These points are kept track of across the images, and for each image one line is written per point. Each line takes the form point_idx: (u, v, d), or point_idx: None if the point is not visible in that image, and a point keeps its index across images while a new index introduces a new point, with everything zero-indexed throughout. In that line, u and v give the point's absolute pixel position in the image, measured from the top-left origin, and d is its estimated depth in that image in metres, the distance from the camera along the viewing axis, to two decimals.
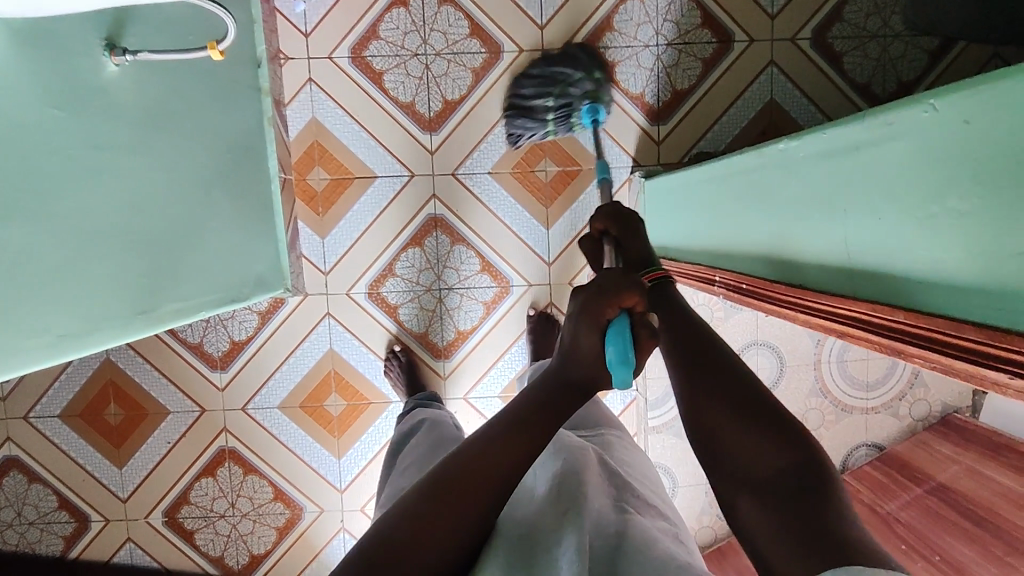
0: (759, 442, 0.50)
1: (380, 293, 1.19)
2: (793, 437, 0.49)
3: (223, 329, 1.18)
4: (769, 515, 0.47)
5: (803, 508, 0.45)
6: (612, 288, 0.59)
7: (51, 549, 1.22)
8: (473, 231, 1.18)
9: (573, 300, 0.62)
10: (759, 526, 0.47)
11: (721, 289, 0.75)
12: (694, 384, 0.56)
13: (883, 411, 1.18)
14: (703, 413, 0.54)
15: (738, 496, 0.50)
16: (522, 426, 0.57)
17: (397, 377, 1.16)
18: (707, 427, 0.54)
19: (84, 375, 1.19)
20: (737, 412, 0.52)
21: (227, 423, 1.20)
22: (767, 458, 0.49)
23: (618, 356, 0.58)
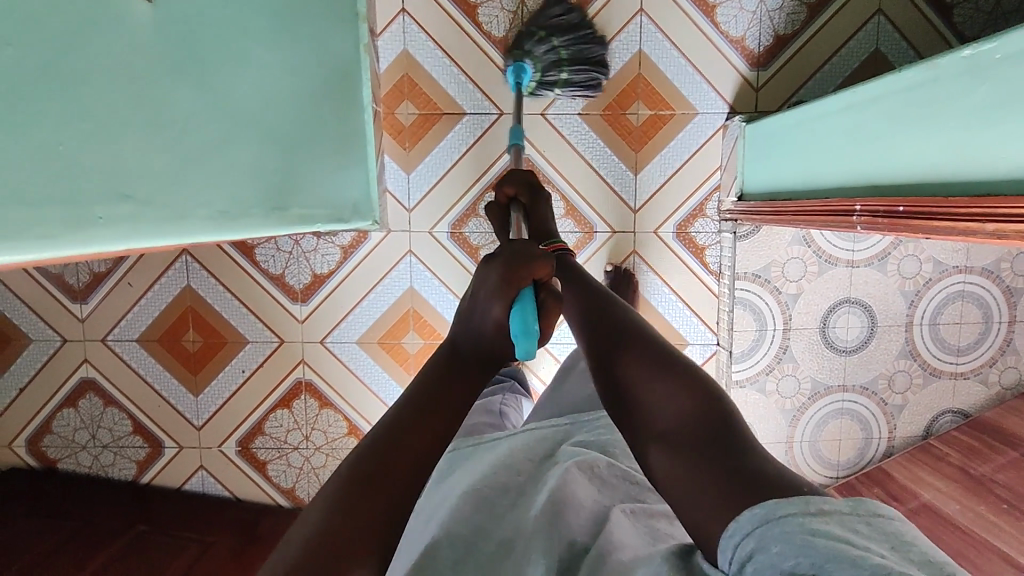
0: (671, 404, 0.56)
1: (462, 233, 1.17)
2: (696, 395, 0.56)
3: (305, 261, 1.17)
4: (678, 464, 0.53)
5: (712, 455, 0.51)
6: (529, 258, 0.58)
7: (124, 473, 1.23)
8: (560, 174, 1.16)
9: (490, 269, 0.58)
10: (671, 474, 0.53)
11: (860, 220, 0.71)
12: (611, 359, 0.62)
13: (972, 377, 1.16)
14: (625, 385, 0.60)
15: (652, 447, 0.56)
16: (428, 405, 0.55)
17: None
18: (625, 388, 0.60)
19: (162, 301, 1.19)
20: (651, 380, 0.58)
21: (305, 355, 1.20)
22: (681, 417, 0.55)
23: (522, 328, 0.56)
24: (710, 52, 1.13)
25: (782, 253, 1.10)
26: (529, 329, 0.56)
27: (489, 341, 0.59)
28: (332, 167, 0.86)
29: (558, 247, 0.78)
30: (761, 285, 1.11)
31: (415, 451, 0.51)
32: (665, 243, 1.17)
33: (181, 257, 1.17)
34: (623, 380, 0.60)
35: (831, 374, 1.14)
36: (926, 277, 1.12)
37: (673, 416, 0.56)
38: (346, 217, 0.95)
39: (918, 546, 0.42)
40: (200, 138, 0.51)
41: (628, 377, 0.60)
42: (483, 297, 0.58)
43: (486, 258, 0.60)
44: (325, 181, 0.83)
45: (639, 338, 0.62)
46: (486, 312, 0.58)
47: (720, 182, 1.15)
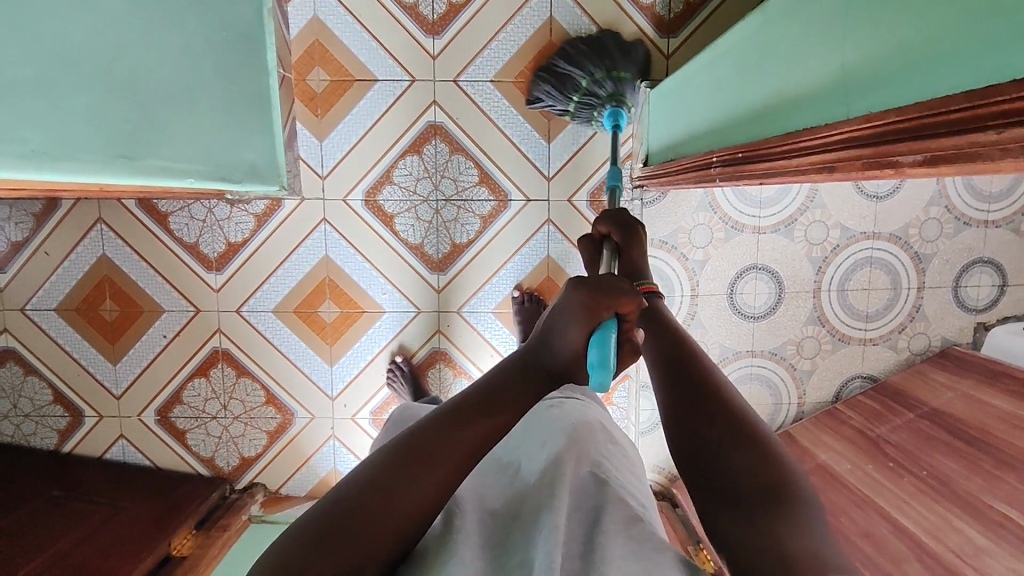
0: (750, 464, 0.50)
1: (377, 201, 1.18)
2: (777, 465, 0.50)
3: (219, 230, 1.18)
4: (755, 534, 0.47)
5: (779, 522, 0.47)
6: (616, 286, 0.53)
7: (46, 442, 1.24)
8: (473, 141, 1.16)
9: (574, 291, 0.53)
10: (743, 543, 0.47)
11: (717, 173, 0.72)
12: (682, 407, 0.56)
13: (881, 343, 1.17)
14: (695, 436, 0.54)
15: (724, 512, 0.50)
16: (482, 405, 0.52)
17: (404, 387, 1.18)
18: (696, 443, 0.54)
19: (79, 271, 1.19)
20: (728, 433, 0.53)
21: (221, 324, 1.20)
22: (753, 479, 0.50)
23: (599, 361, 0.53)
24: (620, 18, 1.13)
25: (687, 220, 1.11)
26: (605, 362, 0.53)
27: (556, 367, 0.54)
28: (219, 125, 0.87)
29: (648, 288, 0.70)
30: (668, 251, 1.12)
31: (451, 456, 0.49)
32: (579, 210, 1.19)
33: (97, 225, 1.18)
34: (698, 429, 0.54)
35: (740, 340, 1.15)
36: (833, 244, 1.13)
37: (749, 479, 0.50)
38: (240, 176, 0.96)
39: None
40: (25, 70, 0.51)
41: (707, 431, 0.53)
42: (562, 320, 0.53)
43: (571, 278, 0.55)
44: (206, 139, 0.84)
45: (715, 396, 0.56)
46: (562, 332, 0.53)
47: (632, 149, 1.15)
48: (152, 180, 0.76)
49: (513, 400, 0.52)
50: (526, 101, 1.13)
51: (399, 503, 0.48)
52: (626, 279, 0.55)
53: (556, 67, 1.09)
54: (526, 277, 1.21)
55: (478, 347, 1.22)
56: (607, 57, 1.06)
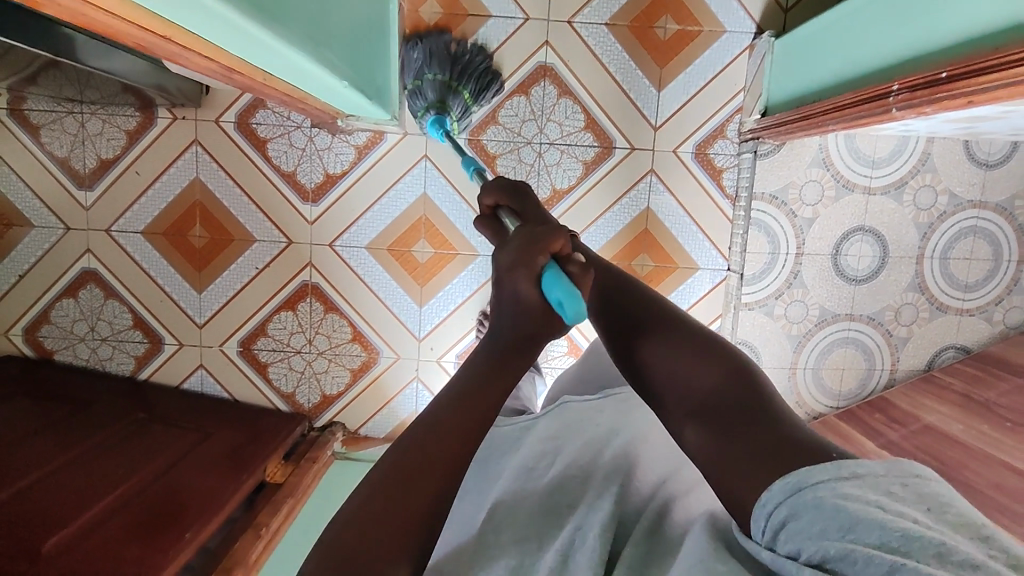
0: (701, 375, 0.53)
1: (480, 140, 1.16)
2: (724, 365, 0.53)
3: (318, 160, 1.15)
4: (721, 438, 0.49)
5: (744, 421, 0.49)
6: (547, 231, 0.49)
7: (122, 368, 1.22)
8: (582, 84, 1.14)
9: (500, 256, 0.49)
10: (709, 448, 0.50)
11: (896, 100, 0.71)
12: (628, 337, 0.59)
13: (977, 314, 1.16)
14: (651, 364, 0.57)
15: (684, 424, 0.53)
16: (462, 396, 0.47)
17: None
18: (650, 368, 0.57)
19: (170, 194, 1.17)
20: (677, 354, 0.55)
21: (313, 257, 1.18)
22: (712, 387, 0.53)
23: (564, 294, 0.44)
24: None
25: (800, 174, 1.10)
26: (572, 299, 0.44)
27: (527, 325, 0.49)
28: (363, 37, 0.85)
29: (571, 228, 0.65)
30: (777, 207, 1.11)
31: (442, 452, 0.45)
32: (683, 162, 1.17)
33: (192, 147, 1.15)
34: (649, 356, 0.57)
35: (840, 303, 1.15)
36: (940, 210, 1.13)
37: (704, 387, 0.53)
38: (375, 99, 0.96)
39: (960, 508, 0.39)
40: None
41: (652, 354, 0.57)
42: (507, 282, 0.48)
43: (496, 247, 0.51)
44: (354, 48, 0.82)
45: (659, 316, 0.59)
46: (517, 293, 0.48)
47: (742, 104, 1.15)
48: (318, 80, 0.74)
49: (490, 378, 0.48)
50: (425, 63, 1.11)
51: (383, 539, 0.41)
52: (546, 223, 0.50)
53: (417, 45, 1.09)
54: (623, 229, 1.19)
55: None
56: (426, 57, 1.07)
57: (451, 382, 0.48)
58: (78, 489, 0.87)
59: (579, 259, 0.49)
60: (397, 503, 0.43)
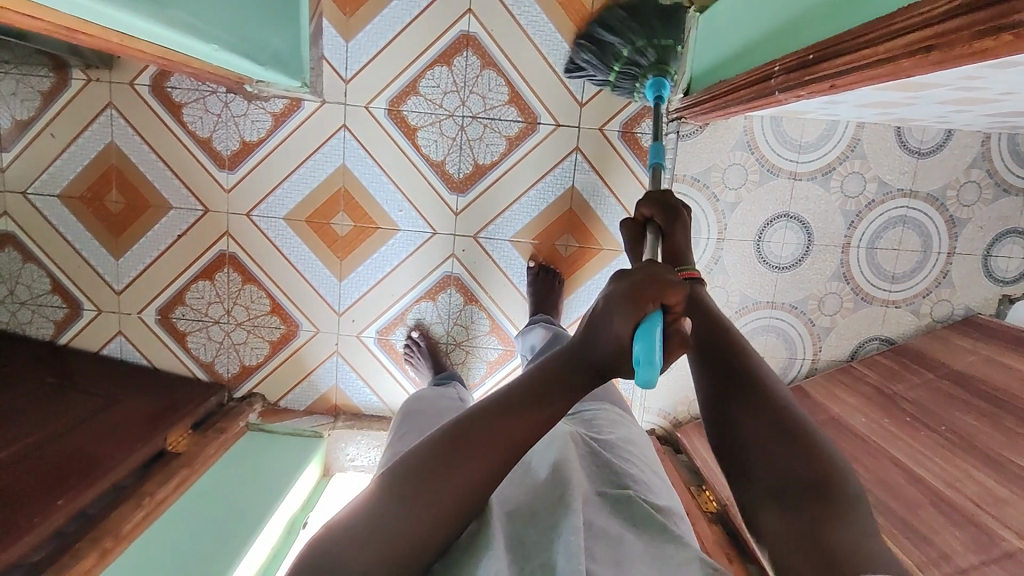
0: (798, 460, 0.51)
1: (400, 111, 1.13)
2: (813, 454, 0.51)
3: (234, 126, 1.13)
4: (794, 530, 0.48)
5: (828, 518, 0.47)
6: (665, 276, 0.47)
7: (41, 333, 1.21)
8: (506, 56, 1.11)
9: (614, 283, 0.49)
10: (780, 535, 0.49)
11: (777, 83, 0.68)
12: (720, 394, 0.57)
13: (903, 307, 1.14)
14: (740, 427, 0.54)
15: (760, 504, 0.52)
16: (530, 391, 0.52)
17: (421, 358, 1.16)
18: (735, 436, 0.55)
19: (86, 157, 1.15)
20: (772, 427, 0.53)
21: (229, 226, 1.17)
22: (803, 476, 0.50)
23: (645, 356, 0.46)
24: None
25: (723, 157, 1.07)
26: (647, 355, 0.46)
27: (600, 362, 0.51)
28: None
29: (688, 275, 0.68)
30: (698, 189, 1.07)
31: (498, 437, 0.50)
32: (610, 142, 1.13)
33: (107, 110, 1.13)
34: (738, 420, 0.55)
35: (762, 290, 1.12)
36: (869, 198, 1.10)
37: (798, 473, 0.50)
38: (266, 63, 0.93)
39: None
40: None
41: (739, 424, 0.55)
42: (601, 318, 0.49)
43: (617, 270, 0.50)
44: (232, 8, 0.79)
45: (758, 386, 0.56)
46: (605, 330, 0.49)
47: None
48: (180, 41, 0.72)
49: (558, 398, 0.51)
50: (565, 71, 1.09)
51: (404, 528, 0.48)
52: (668, 268, 0.49)
53: (594, 31, 1.00)
54: (548, 208, 1.16)
55: (501, 284, 1.19)
56: (609, 32, 0.97)
57: (524, 377, 0.53)
58: None
59: (686, 323, 0.49)
60: (401, 521, 0.48)
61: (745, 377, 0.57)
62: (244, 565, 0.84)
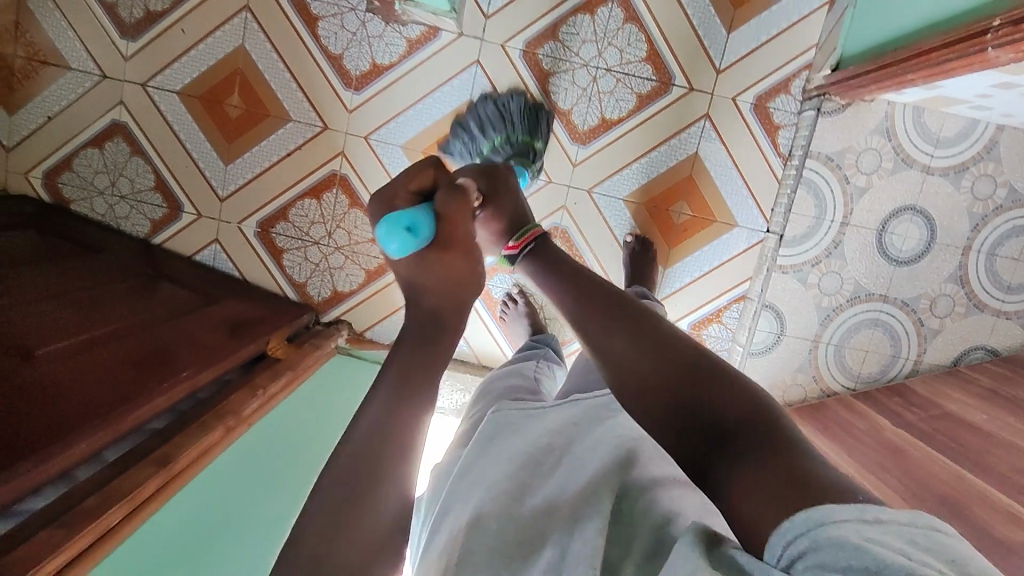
0: (721, 392, 0.43)
1: (536, 54, 1.11)
2: (741, 386, 0.43)
3: (367, 47, 1.12)
4: (764, 478, 0.37)
5: (783, 453, 0.38)
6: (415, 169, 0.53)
7: (136, 230, 1.21)
8: (650, 12, 1.09)
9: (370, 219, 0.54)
10: (754, 495, 0.37)
11: (993, 38, 0.67)
12: (596, 332, 0.50)
13: (1014, 320, 1.11)
14: (634, 369, 0.46)
15: (722, 467, 0.40)
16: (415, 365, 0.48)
17: (518, 318, 1.15)
18: (663, 400, 0.44)
19: (212, 58, 1.14)
20: (680, 364, 0.45)
21: (345, 147, 1.16)
22: (734, 407, 0.42)
23: (385, 234, 0.49)
24: None
25: (860, 140, 1.07)
26: (418, 225, 0.49)
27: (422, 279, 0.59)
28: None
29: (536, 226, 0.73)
30: (831, 169, 1.08)
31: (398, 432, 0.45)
32: (741, 113, 1.11)
33: (241, 14, 1.12)
34: (631, 360, 0.47)
35: (876, 282, 1.12)
36: (996, 204, 1.08)
37: (723, 401, 0.42)
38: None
39: (981, 561, 0.31)
40: None
41: (656, 380, 0.45)
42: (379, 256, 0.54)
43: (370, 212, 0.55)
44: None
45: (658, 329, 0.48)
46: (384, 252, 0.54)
47: (812, 61, 1.09)
48: None
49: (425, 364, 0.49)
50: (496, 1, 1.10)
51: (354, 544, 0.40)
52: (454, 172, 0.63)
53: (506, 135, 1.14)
54: (665, 172, 1.14)
55: (608, 246, 1.18)
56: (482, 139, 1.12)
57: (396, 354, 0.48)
58: (85, 312, 0.86)
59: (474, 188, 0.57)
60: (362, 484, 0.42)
61: (628, 313, 0.50)
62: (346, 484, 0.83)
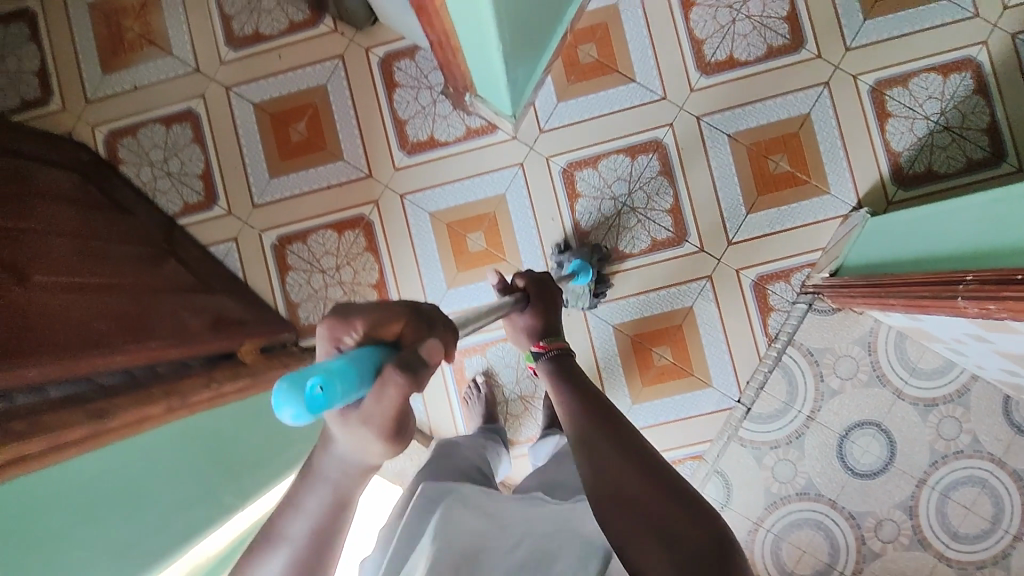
0: (684, 517, 0.48)
1: (574, 175, 1.23)
2: (699, 514, 0.49)
3: (431, 122, 1.25)
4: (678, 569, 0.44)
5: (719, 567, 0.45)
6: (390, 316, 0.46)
7: (167, 207, 1.28)
8: (685, 173, 1.21)
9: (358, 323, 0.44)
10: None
11: (965, 289, 0.73)
12: (592, 444, 0.56)
13: (954, 567, 1.10)
14: (613, 484, 0.51)
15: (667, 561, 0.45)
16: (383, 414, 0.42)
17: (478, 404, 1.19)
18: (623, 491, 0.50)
19: (296, 86, 1.27)
20: (663, 489, 0.50)
21: (380, 198, 1.25)
22: (698, 540, 0.46)
23: (283, 391, 0.36)
24: (865, 148, 1.17)
25: (842, 345, 1.13)
26: (327, 390, 0.37)
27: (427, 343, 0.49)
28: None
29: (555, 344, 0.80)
30: (809, 362, 1.14)
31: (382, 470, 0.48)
32: (741, 285, 1.18)
33: (335, 60, 1.27)
34: (607, 477, 0.51)
35: (829, 484, 1.13)
36: (957, 447, 1.11)
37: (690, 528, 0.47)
38: (509, 63, 0.95)
39: None
40: None
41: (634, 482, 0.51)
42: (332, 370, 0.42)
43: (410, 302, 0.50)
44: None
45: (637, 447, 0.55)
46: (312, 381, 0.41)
47: (815, 261, 1.17)
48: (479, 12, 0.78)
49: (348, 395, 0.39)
50: (549, 119, 1.24)
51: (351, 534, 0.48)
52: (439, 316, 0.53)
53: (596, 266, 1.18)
54: (660, 315, 1.20)
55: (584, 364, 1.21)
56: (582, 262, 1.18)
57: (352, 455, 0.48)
58: (88, 259, 0.90)
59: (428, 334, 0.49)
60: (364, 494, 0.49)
61: (623, 434, 0.57)
62: (237, 518, 0.75)
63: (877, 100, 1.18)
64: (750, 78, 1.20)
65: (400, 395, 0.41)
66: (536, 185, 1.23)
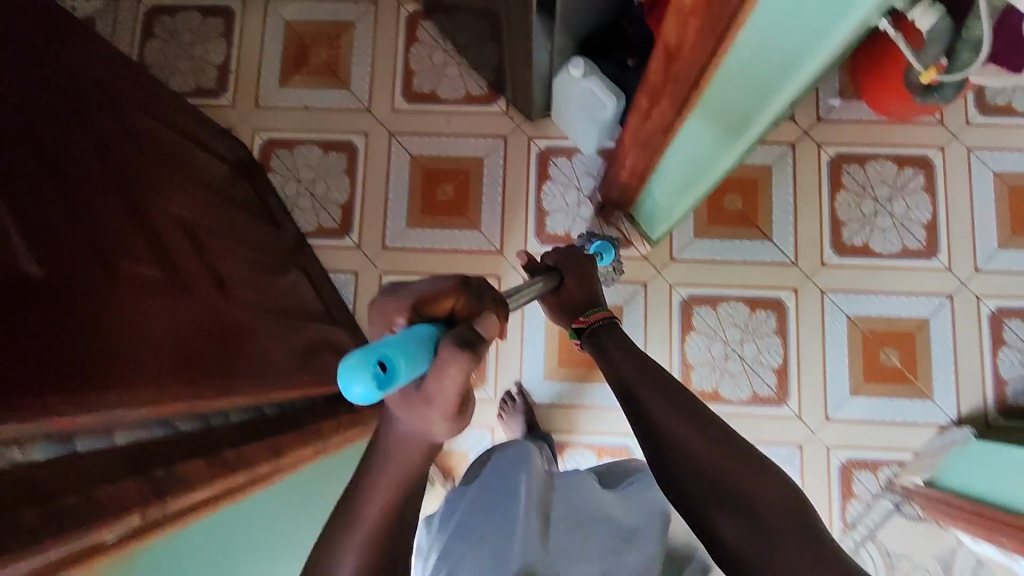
0: (759, 486, 0.52)
1: (693, 308, 1.26)
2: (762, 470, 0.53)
3: (571, 220, 1.30)
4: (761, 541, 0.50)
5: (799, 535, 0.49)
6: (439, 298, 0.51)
7: (301, 223, 1.33)
8: (798, 339, 1.24)
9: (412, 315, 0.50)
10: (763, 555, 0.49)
11: None
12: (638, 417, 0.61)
13: None
14: (669, 454, 0.57)
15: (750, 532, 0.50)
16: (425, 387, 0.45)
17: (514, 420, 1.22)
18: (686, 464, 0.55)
19: (455, 152, 1.34)
20: (717, 446, 0.55)
21: (504, 275, 1.29)
22: (776, 505, 0.51)
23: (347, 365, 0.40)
24: (974, 367, 1.21)
25: (919, 555, 1.15)
26: (389, 363, 0.40)
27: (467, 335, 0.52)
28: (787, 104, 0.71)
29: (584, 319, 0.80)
30: (886, 563, 1.15)
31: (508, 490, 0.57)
32: (829, 462, 1.20)
33: (498, 138, 1.34)
34: (670, 449, 0.57)
35: None
36: None
37: (765, 497, 0.52)
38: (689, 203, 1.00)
39: None
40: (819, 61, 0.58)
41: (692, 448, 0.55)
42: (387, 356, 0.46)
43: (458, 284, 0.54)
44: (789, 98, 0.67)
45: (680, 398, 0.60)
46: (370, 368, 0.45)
47: (905, 461, 1.19)
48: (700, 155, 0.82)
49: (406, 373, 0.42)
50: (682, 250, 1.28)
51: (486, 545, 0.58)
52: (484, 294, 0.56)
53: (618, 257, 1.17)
54: None
55: None
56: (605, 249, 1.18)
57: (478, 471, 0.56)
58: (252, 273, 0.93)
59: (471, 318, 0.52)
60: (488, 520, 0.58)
61: (664, 393, 0.61)
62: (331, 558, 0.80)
63: (995, 326, 1.22)
64: (880, 270, 1.25)
65: (460, 374, 0.43)
66: (655, 307, 1.26)
